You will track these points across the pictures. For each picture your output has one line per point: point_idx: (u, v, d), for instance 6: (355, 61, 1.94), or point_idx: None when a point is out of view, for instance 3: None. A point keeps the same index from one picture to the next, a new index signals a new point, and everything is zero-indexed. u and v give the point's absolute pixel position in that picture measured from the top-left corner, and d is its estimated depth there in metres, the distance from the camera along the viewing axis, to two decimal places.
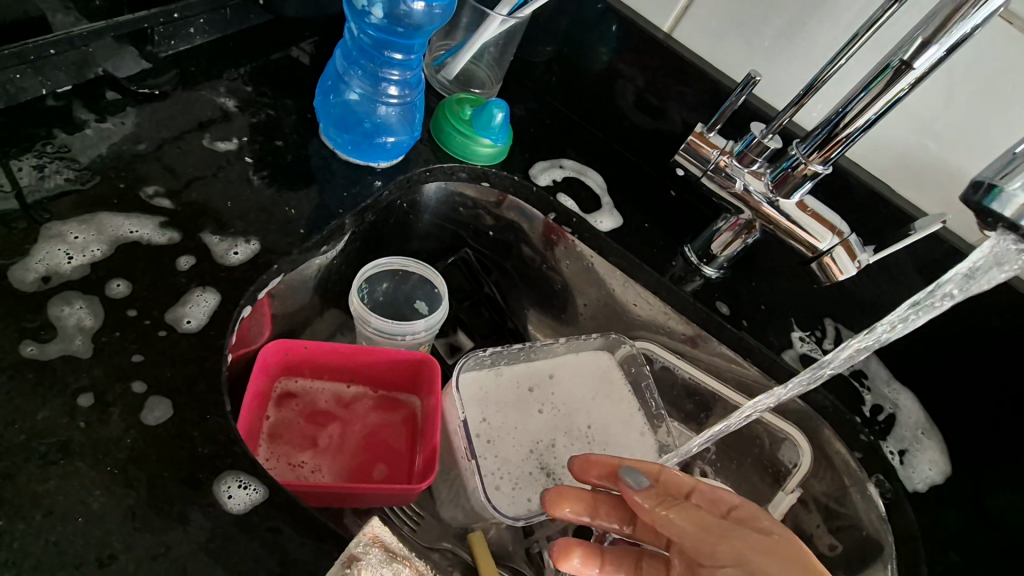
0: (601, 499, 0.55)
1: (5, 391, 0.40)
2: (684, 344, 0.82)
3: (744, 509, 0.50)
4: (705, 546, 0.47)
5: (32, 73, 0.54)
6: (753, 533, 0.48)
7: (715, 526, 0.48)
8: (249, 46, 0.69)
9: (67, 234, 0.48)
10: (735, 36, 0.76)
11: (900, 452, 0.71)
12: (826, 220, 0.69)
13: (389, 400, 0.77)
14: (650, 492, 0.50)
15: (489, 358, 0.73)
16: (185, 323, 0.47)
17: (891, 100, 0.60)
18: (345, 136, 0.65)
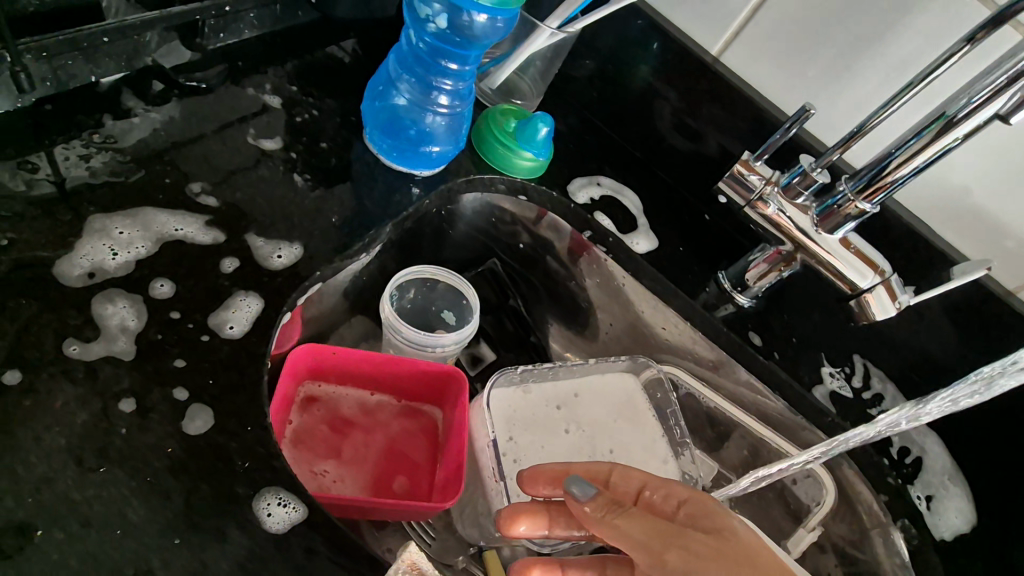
0: (555, 510, 0.53)
1: (46, 392, 0.38)
2: (709, 370, 0.81)
3: (694, 505, 0.46)
4: (654, 556, 0.43)
5: (82, 59, 0.53)
6: (702, 537, 0.43)
7: (663, 531, 0.44)
8: (295, 43, 0.68)
9: (112, 230, 0.47)
10: (787, 66, 0.75)
11: (927, 497, 0.69)
12: (868, 259, 0.68)
13: (411, 410, 0.76)
14: (595, 500, 0.47)
15: (519, 376, 0.72)
16: (227, 329, 0.46)
17: (943, 149, 0.59)
18: (390, 142, 0.63)
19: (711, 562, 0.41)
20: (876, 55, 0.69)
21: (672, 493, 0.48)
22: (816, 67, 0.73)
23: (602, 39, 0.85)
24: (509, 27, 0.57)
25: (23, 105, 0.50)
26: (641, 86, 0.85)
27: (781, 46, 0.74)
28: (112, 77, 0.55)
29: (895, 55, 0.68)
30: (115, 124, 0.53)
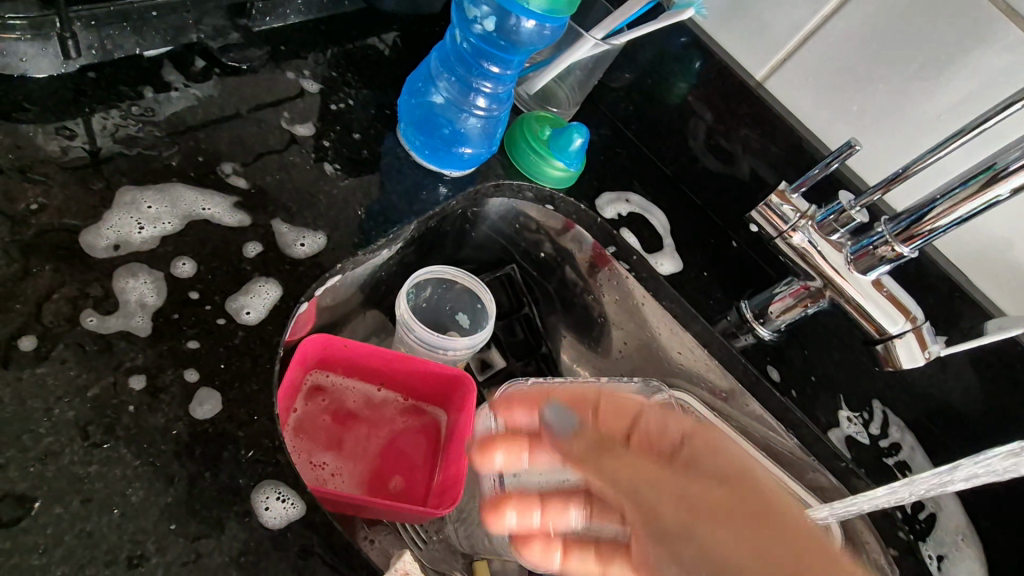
0: (536, 434, 0.42)
1: (60, 362, 0.38)
2: (720, 401, 0.76)
3: (694, 440, 0.44)
4: (655, 502, 0.40)
5: (129, 31, 0.53)
6: (701, 482, 0.41)
7: (657, 475, 0.41)
8: (338, 30, 0.67)
9: (140, 204, 0.46)
10: (835, 98, 0.72)
11: (938, 557, 0.66)
12: (901, 304, 0.66)
13: (417, 408, 0.74)
14: (578, 436, 0.43)
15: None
16: (245, 314, 0.46)
17: (990, 201, 0.57)
18: (422, 140, 0.62)
19: (711, 518, 0.39)
20: (930, 96, 0.67)
21: (666, 424, 0.45)
22: (865, 102, 0.71)
23: (643, 53, 0.83)
24: (557, 35, 0.56)
25: (67, 72, 0.50)
26: (680, 104, 0.83)
27: (830, 77, 0.72)
28: (156, 51, 0.55)
29: (950, 97, 0.66)
30: (154, 99, 0.53)
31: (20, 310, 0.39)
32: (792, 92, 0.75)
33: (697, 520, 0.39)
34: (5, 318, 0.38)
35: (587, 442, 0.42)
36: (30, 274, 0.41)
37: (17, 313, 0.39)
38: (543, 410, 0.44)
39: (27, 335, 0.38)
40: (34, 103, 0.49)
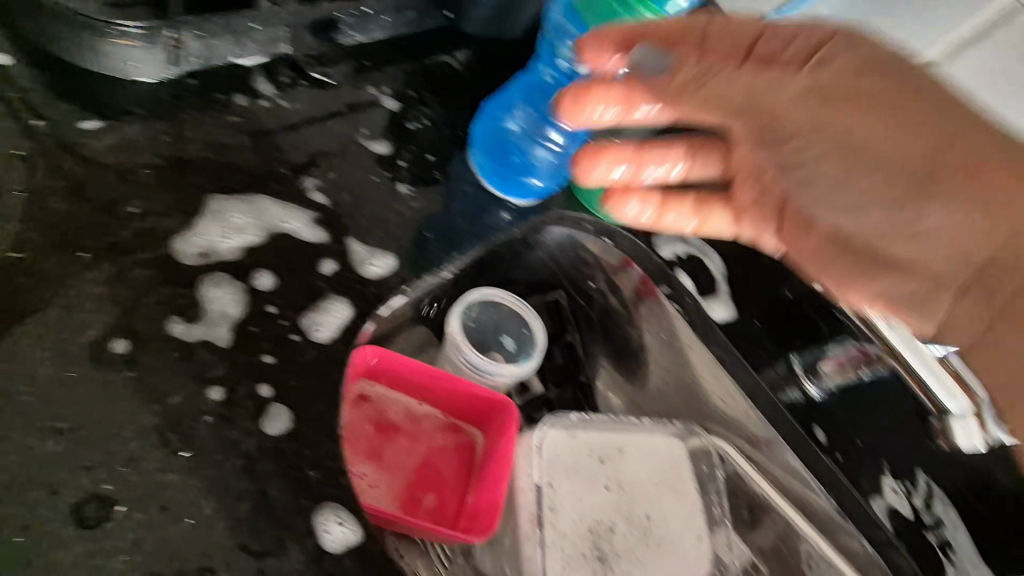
0: (635, 88, 0.43)
1: (146, 367, 0.39)
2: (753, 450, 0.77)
3: (837, 69, 0.41)
4: (803, 141, 0.41)
5: (232, 42, 0.53)
6: (870, 122, 0.40)
7: (802, 115, 0.41)
8: (420, 49, 0.68)
9: (228, 213, 0.48)
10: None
11: None
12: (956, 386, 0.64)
13: (455, 426, 0.75)
14: (665, 74, 0.43)
15: (574, 423, 0.71)
16: (316, 332, 0.46)
17: None
18: (496, 170, 0.63)
19: (886, 111, 0.40)
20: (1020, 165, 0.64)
21: (803, 35, 0.42)
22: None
23: None
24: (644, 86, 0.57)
25: (169, 78, 0.51)
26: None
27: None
28: (251, 61, 0.56)
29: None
30: (246, 104, 0.54)
31: (113, 312, 0.40)
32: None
33: (825, 105, 0.41)
34: (100, 319, 0.39)
35: (681, 78, 0.43)
36: (122, 276, 0.41)
37: (110, 315, 0.40)
38: (631, 52, 0.43)
39: (117, 339, 0.40)
40: (133, 101, 0.49)
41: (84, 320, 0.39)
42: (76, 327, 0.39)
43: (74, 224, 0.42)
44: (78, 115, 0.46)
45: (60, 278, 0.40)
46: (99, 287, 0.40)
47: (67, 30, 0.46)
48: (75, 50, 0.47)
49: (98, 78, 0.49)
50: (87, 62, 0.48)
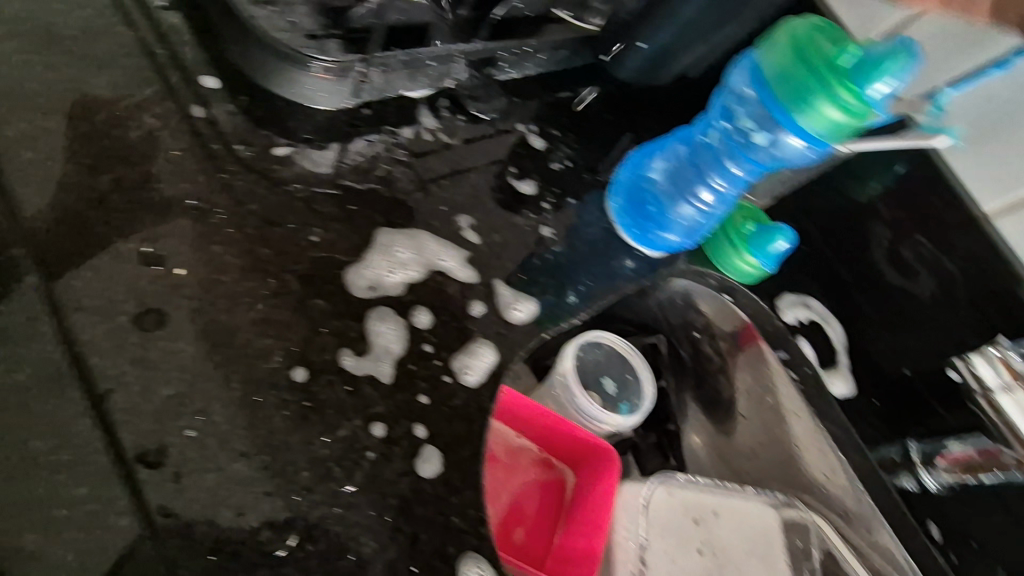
0: None
1: (320, 397, 0.41)
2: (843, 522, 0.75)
3: None
4: None
5: (406, 76, 0.54)
6: None
7: None
8: (567, 89, 0.68)
9: (393, 248, 0.49)
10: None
11: None
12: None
13: (546, 462, 0.75)
14: None
15: (678, 482, 0.70)
16: (466, 376, 0.47)
17: None
18: (635, 220, 0.62)
19: None
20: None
21: None
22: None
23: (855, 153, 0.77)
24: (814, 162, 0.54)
25: (347, 106, 0.52)
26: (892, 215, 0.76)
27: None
28: (417, 94, 0.57)
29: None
30: (411, 136, 0.55)
31: (294, 340, 0.42)
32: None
33: None
34: (283, 345, 0.41)
35: None
36: (303, 304, 0.43)
37: (291, 342, 0.42)
38: None
39: (297, 366, 0.41)
40: (312, 125, 0.50)
41: (269, 345, 0.41)
42: (262, 351, 0.40)
43: (264, 248, 0.43)
44: (268, 136, 0.48)
45: (250, 301, 0.41)
46: (283, 312, 0.42)
47: (267, 54, 0.47)
48: (269, 72, 0.48)
49: (284, 100, 0.49)
50: (278, 86, 0.48)
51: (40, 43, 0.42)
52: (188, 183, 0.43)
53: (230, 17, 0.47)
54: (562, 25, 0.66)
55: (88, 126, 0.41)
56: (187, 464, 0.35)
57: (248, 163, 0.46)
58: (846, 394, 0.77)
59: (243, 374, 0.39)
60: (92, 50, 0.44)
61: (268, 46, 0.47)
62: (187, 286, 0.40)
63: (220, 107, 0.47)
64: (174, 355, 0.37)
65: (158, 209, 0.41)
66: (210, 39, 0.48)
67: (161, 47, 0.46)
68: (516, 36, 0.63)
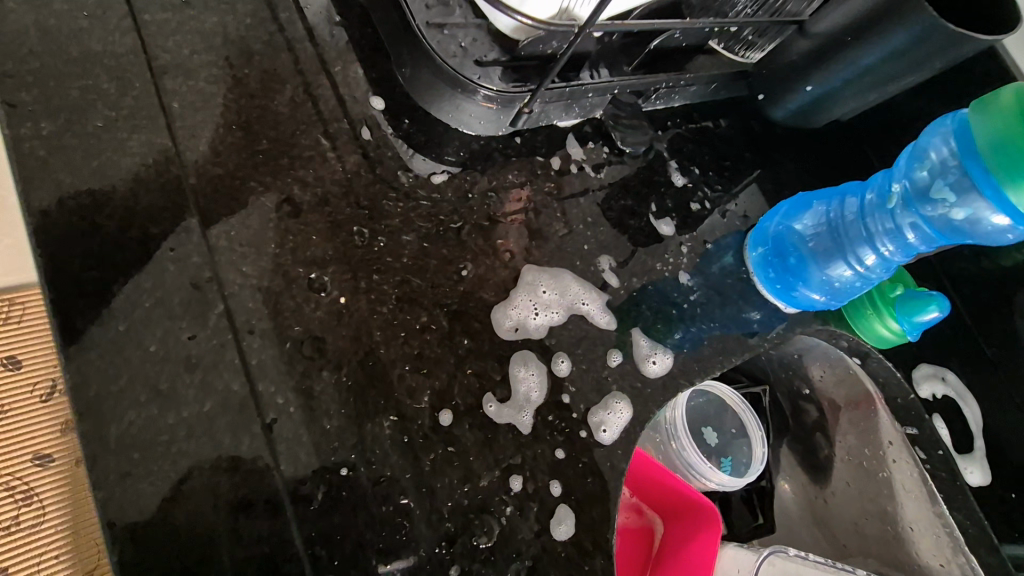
0: None
1: (464, 442, 0.40)
2: None
3: None
4: None
5: (562, 107, 0.53)
6: None
7: None
8: (713, 124, 0.64)
9: (537, 287, 0.47)
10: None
11: None
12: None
13: (636, 505, 0.73)
14: None
15: (790, 559, 0.65)
16: (602, 432, 0.45)
17: None
18: (778, 273, 0.57)
19: None
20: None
21: None
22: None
23: None
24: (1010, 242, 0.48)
25: (502, 133, 0.52)
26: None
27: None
28: (566, 122, 0.56)
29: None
30: (557, 169, 0.54)
31: (442, 379, 0.41)
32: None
33: None
34: (431, 384, 0.40)
35: None
36: (452, 342, 0.42)
37: (439, 381, 0.41)
38: None
39: (444, 409, 0.40)
40: (467, 152, 0.50)
41: (419, 383, 0.40)
42: (413, 389, 0.39)
43: (418, 279, 0.43)
44: (427, 163, 0.47)
45: (404, 335, 0.41)
46: (433, 349, 0.41)
47: (437, 79, 0.46)
48: (436, 99, 0.47)
49: (444, 124, 0.49)
50: (441, 111, 0.48)
51: (229, 56, 0.43)
52: (353, 208, 0.43)
53: (406, 39, 0.46)
54: (714, 57, 0.62)
55: (267, 142, 0.42)
56: (342, 504, 0.35)
57: (407, 190, 0.45)
58: (980, 484, 0.68)
59: (395, 412, 0.38)
60: (273, 66, 0.44)
61: (440, 74, 0.45)
62: (348, 315, 0.39)
63: (386, 131, 0.46)
64: (333, 387, 0.37)
65: (325, 232, 0.41)
66: (381, 61, 0.48)
67: (337, 67, 0.47)
68: (672, 69, 0.59)
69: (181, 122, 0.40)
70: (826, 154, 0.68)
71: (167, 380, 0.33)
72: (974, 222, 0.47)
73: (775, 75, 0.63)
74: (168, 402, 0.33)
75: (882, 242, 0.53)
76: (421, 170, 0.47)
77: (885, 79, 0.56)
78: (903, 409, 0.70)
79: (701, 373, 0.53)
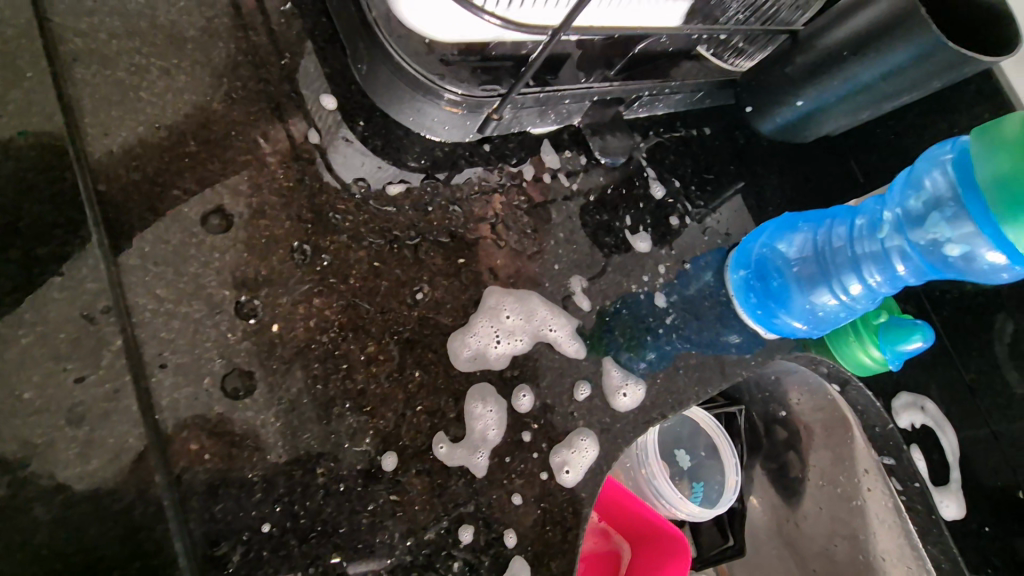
0: None
1: (410, 491, 0.36)
2: None
3: None
4: None
5: (536, 113, 0.49)
6: None
7: None
8: (698, 134, 0.60)
9: (502, 312, 0.43)
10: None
11: None
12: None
13: (601, 529, 0.69)
14: None
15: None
16: (565, 473, 0.41)
17: None
18: (760, 298, 0.54)
19: None
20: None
21: None
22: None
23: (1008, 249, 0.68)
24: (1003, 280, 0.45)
25: (468, 139, 0.47)
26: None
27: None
28: (542, 129, 0.52)
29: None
30: (530, 179, 0.50)
31: (388, 418, 0.37)
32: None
33: None
34: (374, 425, 0.36)
35: None
36: (401, 374, 0.38)
37: (385, 421, 0.36)
38: None
39: (388, 453, 0.36)
40: (430, 158, 0.45)
41: (361, 424, 0.36)
42: (352, 432, 0.35)
43: (366, 303, 0.38)
44: (382, 170, 0.43)
45: (346, 368, 0.36)
46: (379, 383, 0.37)
47: (396, 79, 0.41)
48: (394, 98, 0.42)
49: (405, 127, 0.44)
50: (401, 114, 0.43)
51: (154, 43, 0.38)
52: (294, 221, 0.38)
53: (361, 30, 0.40)
54: (701, 63, 0.58)
55: (195, 144, 0.37)
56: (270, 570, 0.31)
57: (358, 202, 0.41)
58: (957, 518, 0.65)
59: (330, 459, 0.34)
60: (207, 55, 0.39)
61: (399, 71, 0.40)
62: (281, 347, 0.35)
63: (338, 134, 0.42)
64: (257, 433, 0.33)
65: (259, 250, 0.36)
66: (336, 54, 0.43)
67: (283, 59, 0.41)
68: (657, 76, 0.55)
69: (89, 121, 0.35)
70: (814, 171, 0.65)
71: (48, 433, 0.29)
72: (968, 258, 0.45)
73: (764, 86, 0.59)
74: (50, 458, 0.28)
75: (869, 271, 0.50)
76: (375, 180, 0.42)
77: (880, 97, 0.53)
78: (881, 438, 0.67)
79: (677, 397, 0.50)
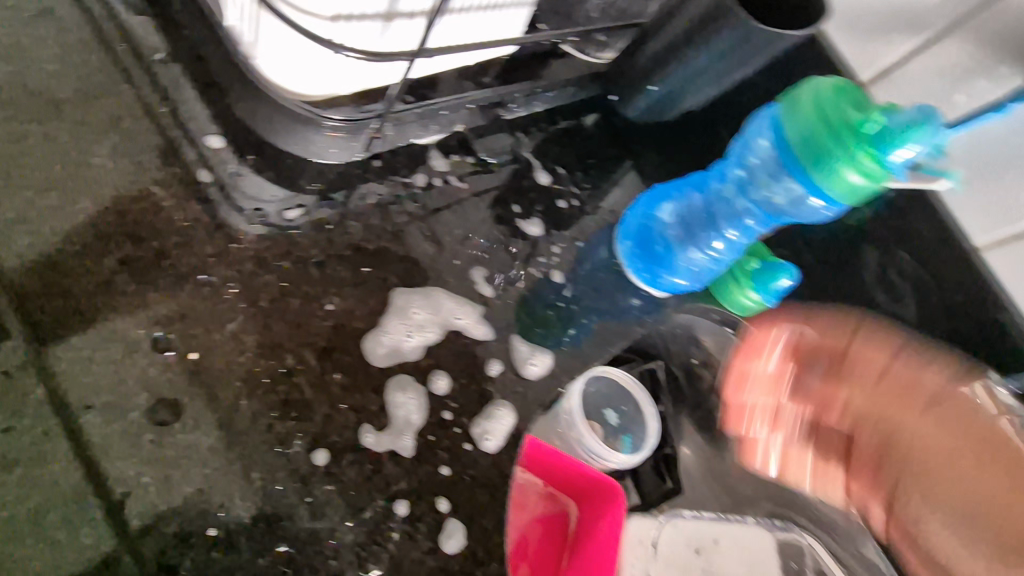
0: None
1: (344, 479, 0.40)
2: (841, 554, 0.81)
3: None
4: None
5: (419, 125, 0.54)
6: None
7: None
8: (575, 125, 0.67)
9: (409, 310, 0.48)
10: (847, 368, 0.66)
11: None
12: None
13: (524, 486, 0.74)
14: None
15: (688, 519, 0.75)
16: (486, 441, 0.47)
17: None
18: (645, 264, 0.61)
19: None
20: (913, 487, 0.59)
21: None
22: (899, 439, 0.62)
23: None
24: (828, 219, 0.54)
25: (357, 159, 0.51)
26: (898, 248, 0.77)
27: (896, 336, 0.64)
28: (427, 139, 0.56)
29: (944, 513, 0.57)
30: (422, 186, 0.54)
31: (315, 420, 0.41)
32: (847, 343, 0.66)
33: None
34: (303, 428, 0.40)
35: None
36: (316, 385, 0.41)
37: (312, 423, 0.40)
38: None
39: (318, 449, 0.40)
40: (324, 181, 0.49)
41: (290, 429, 0.39)
42: (281, 436, 0.39)
43: (279, 321, 0.42)
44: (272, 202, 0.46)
45: (268, 382, 0.40)
46: (302, 391, 0.41)
47: (277, 114, 0.44)
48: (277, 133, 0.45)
49: (295, 156, 0.48)
50: (288, 144, 0.47)
51: (35, 112, 0.40)
52: (197, 256, 0.41)
53: (237, 74, 0.44)
54: (568, 60, 0.65)
55: (89, 200, 0.39)
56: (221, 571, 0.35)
57: (258, 229, 0.44)
58: None
59: (264, 464, 0.38)
60: (88, 115, 0.42)
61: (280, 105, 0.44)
62: (202, 371, 0.38)
63: (229, 172, 0.45)
64: (190, 452, 0.36)
65: (167, 287, 0.39)
66: (217, 95, 0.46)
67: (167, 108, 0.44)
68: (527, 78, 0.62)
69: None
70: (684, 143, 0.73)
71: None
72: (797, 204, 0.53)
73: (625, 76, 0.66)
74: None
75: (727, 227, 0.58)
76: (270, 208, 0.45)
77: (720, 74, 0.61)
78: None
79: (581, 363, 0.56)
